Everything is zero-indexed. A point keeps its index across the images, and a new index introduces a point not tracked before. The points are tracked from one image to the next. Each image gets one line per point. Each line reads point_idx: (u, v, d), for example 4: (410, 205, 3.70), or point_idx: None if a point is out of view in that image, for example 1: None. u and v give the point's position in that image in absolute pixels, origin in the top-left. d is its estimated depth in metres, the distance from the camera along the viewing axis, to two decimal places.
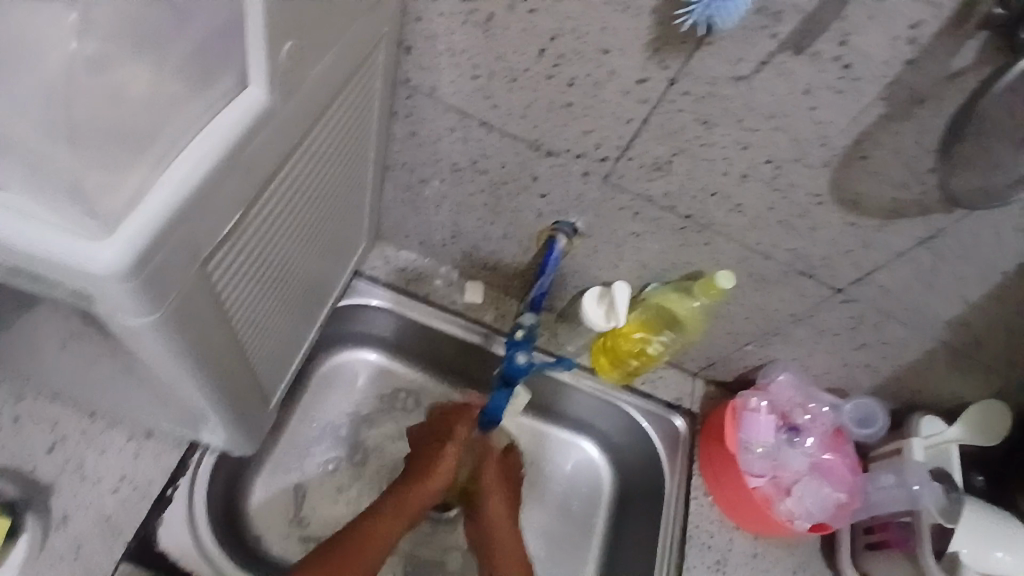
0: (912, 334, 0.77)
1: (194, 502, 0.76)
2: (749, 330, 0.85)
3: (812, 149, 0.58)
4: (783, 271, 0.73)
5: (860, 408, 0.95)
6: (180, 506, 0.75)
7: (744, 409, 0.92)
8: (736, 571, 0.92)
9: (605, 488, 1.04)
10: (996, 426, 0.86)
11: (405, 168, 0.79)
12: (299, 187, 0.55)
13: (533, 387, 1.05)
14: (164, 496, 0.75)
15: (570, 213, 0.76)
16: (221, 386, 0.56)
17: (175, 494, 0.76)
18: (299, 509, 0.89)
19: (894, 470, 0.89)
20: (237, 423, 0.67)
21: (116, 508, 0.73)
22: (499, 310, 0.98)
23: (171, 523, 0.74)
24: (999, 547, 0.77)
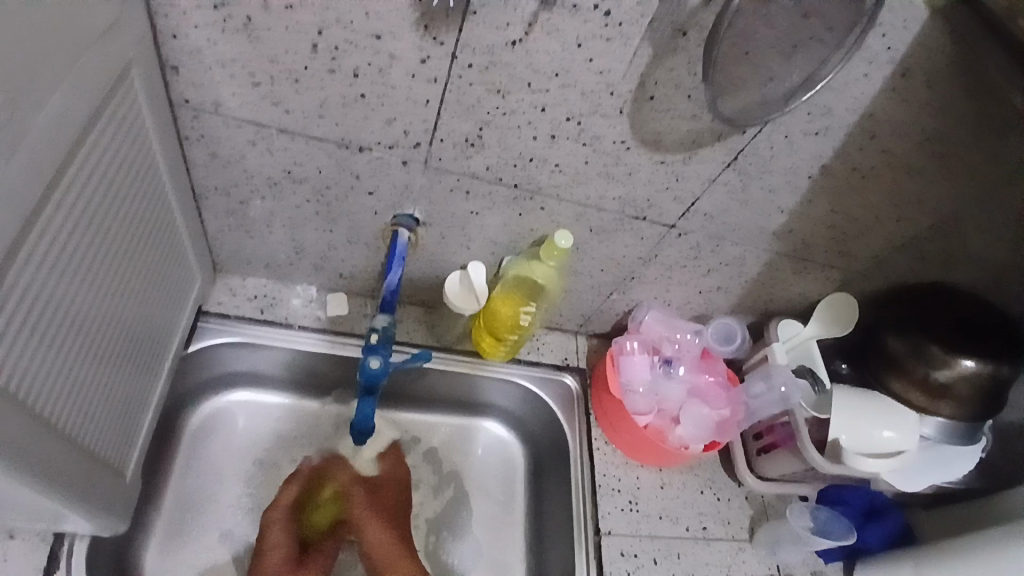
0: (747, 250, 0.82)
1: None
2: (606, 280, 0.87)
3: (604, 100, 0.59)
4: (618, 219, 0.75)
5: (721, 328, 1.01)
6: None
7: (621, 354, 0.96)
8: (648, 505, 0.96)
9: (516, 463, 1.05)
10: (843, 318, 0.94)
11: (220, 192, 0.74)
12: (76, 243, 0.50)
13: (421, 384, 1.03)
14: None
15: (403, 206, 0.74)
16: (53, 473, 0.52)
17: None
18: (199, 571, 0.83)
19: (763, 377, 0.94)
20: (90, 505, 0.62)
21: None
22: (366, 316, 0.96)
23: None
24: (883, 427, 0.86)
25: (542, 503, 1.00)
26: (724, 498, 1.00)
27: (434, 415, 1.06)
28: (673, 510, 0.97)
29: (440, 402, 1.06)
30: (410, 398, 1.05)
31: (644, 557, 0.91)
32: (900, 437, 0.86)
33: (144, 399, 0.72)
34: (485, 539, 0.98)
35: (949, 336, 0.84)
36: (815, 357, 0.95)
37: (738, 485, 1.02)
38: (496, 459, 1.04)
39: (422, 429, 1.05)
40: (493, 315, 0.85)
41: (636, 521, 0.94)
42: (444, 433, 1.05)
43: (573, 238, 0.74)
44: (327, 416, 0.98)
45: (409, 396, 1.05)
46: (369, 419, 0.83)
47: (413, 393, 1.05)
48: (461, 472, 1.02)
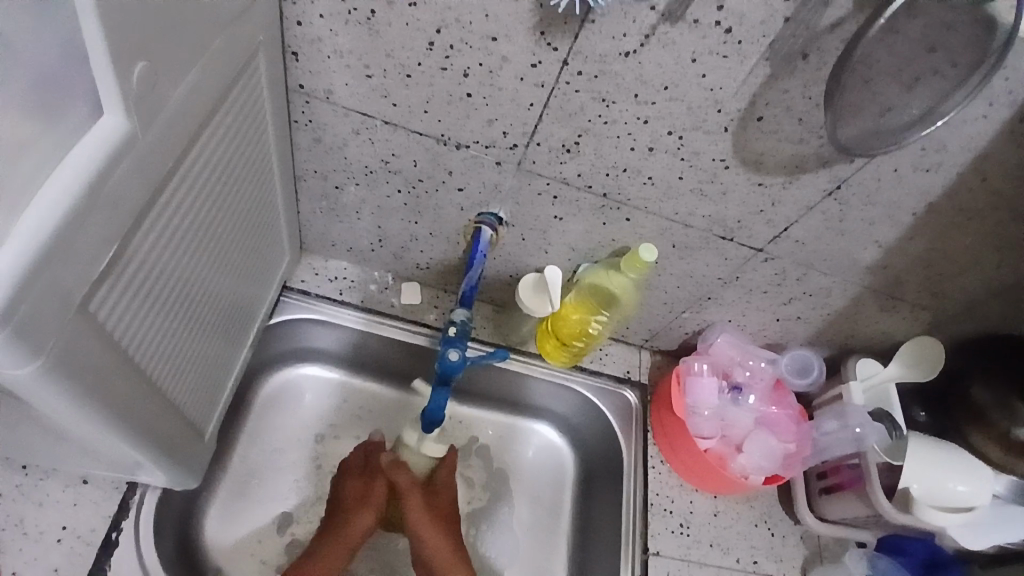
0: (835, 281, 0.79)
1: (143, 545, 0.73)
2: (683, 298, 0.86)
3: (709, 117, 0.58)
4: (705, 237, 0.74)
5: (797, 359, 0.98)
6: (129, 550, 0.73)
7: (688, 374, 0.95)
8: (699, 532, 0.94)
9: (565, 471, 1.04)
10: (930, 360, 0.90)
11: (317, 176, 0.77)
12: (192, 214, 0.53)
13: (483, 381, 1.04)
14: (110, 540, 0.72)
15: (490, 205, 0.75)
16: (143, 426, 0.55)
17: (121, 537, 0.73)
18: (258, 536, 0.87)
19: (836, 415, 0.91)
20: (173, 460, 0.66)
21: (62, 560, 0.69)
22: (438, 308, 0.97)
23: (121, 568, 0.71)
24: (956, 480, 0.82)
25: (590, 515, 0.99)
26: (779, 534, 0.97)
27: (491, 413, 1.07)
28: (724, 539, 0.94)
29: (499, 401, 1.07)
30: (470, 394, 1.06)
31: None
32: (975, 493, 0.82)
33: (229, 366, 0.76)
34: (530, 543, 0.98)
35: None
36: (890, 396, 0.90)
37: (796, 524, 0.99)
38: (546, 465, 1.04)
39: (478, 425, 1.06)
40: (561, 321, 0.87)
41: (686, 545, 0.93)
42: (500, 432, 1.06)
43: (656, 254, 0.73)
44: (389, 401, 1.01)
45: (469, 391, 1.06)
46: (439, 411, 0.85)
47: (474, 389, 1.06)
48: (513, 473, 1.03)
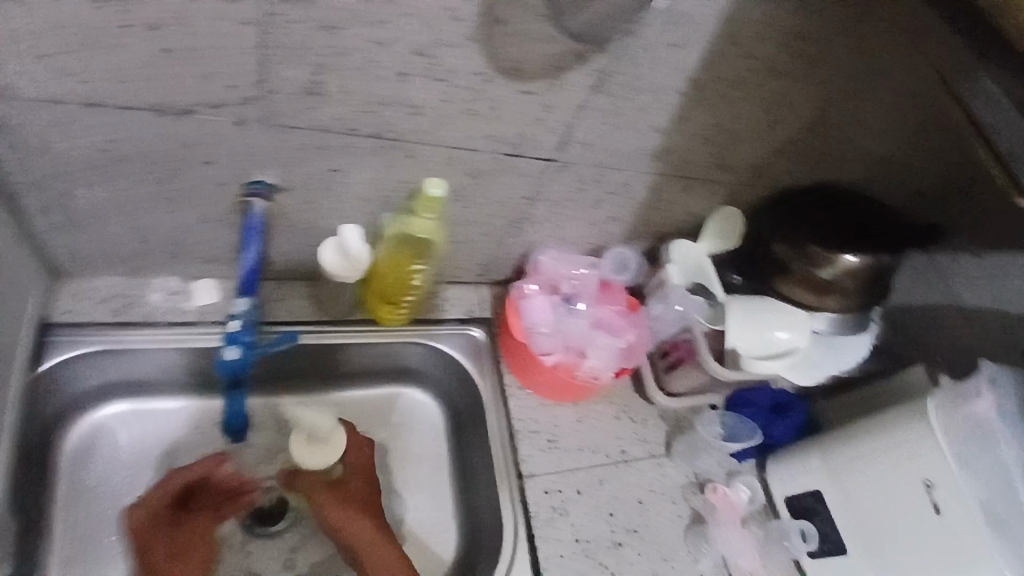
0: (631, 175, 0.80)
1: None
2: (496, 226, 0.83)
3: (447, 26, 0.55)
4: (495, 159, 0.70)
5: (616, 257, 0.99)
6: None
7: (521, 299, 0.94)
8: (567, 441, 0.98)
9: (435, 422, 1.02)
10: (731, 231, 0.96)
11: (30, 188, 0.64)
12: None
13: (320, 361, 0.95)
14: None
15: (255, 174, 0.66)
16: None
17: None
18: None
19: (660, 299, 0.98)
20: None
21: None
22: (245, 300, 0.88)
23: None
24: (776, 328, 0.89)
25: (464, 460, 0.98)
26: (639, 421, 1.04)
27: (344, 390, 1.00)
28: (592, 440, 1.00)
29: (344, 378, 0.99)
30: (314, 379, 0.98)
31: (567, 491, 0.94)
32: (794, 336, 0.90)
33: None
34: (422, 503, 0.96)
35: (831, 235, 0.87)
36: (709, 271, 0.94)
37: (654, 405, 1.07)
38: (414, 421, 1.01)
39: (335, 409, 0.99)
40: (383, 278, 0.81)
41: (557, 458, 0.96)
42: (358, 408, 1.00)
43: (445, 184, 0.68)
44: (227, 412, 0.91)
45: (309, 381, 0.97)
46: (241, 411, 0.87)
47: (317, 372, 0.97)
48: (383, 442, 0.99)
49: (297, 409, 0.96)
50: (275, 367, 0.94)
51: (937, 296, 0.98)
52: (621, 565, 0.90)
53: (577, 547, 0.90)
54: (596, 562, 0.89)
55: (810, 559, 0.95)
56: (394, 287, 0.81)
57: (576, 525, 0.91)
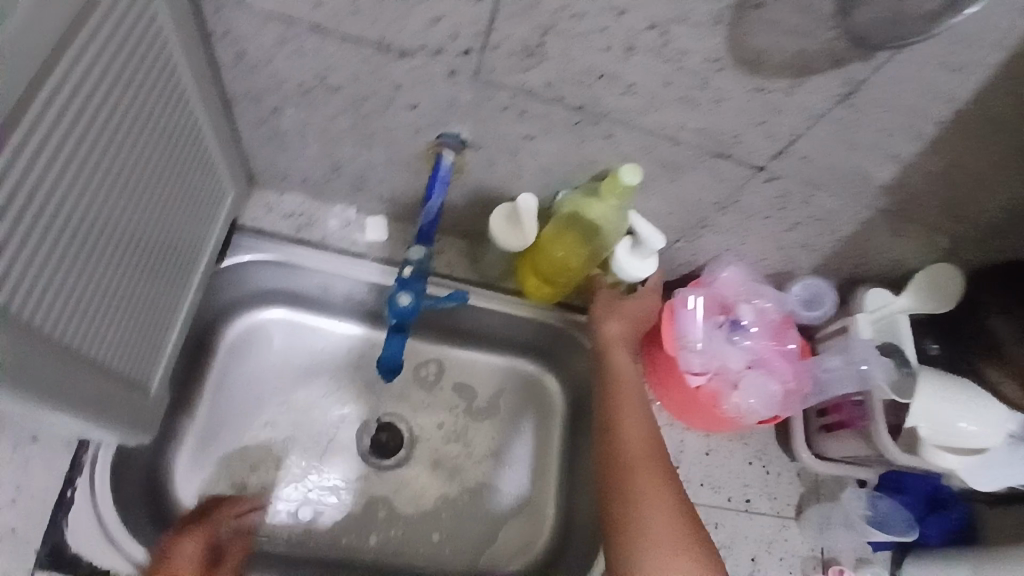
0: (845, 203, 0.70)
1: (100, 502, 0.70)
2: (675, 227, 0.78)
3: (695, 6, 0.49)
4: (698, 155, 0.64)
5: (809, 288, 0.91)
6: (86, 504, 0.70)
7: (682, 310, 0.87)
8: (690, 470, 0.94)
9: (556, 406, 0.99)
10: (947, 291, 0.83)
11: (250, 99, 0.68)
12: (54, 138, 0.46)
13: (465, 324, 0.97)
14: (65, 498, 0.69)
15: (453, 124, 0.66)
16: (60, 396, 0.50)
17: (76, 494, 0.70)
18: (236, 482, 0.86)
19: (839, 351, 0.86)
20: (117, 424, 0.61)
21: None
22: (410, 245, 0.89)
23: (78, 527, 0.69)
24: (962, 418, 0.76)
25: (575, 455, 0.95)
26: (772, 469, 0.97)
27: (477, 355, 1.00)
28: (715, 477, 0.94)
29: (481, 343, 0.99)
30: (452, 337, 0.98)
31: None
32: (981, 432, 0.76)
33: (170, 312, 0.70)
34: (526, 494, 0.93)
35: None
36: (902, 329, 0.83)
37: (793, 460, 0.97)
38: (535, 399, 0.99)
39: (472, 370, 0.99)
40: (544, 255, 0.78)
41: None
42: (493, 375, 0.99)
43: (641, 174, 0.64)
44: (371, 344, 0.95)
45: (448, 335, 0.99)
46: (395, 354, 0.85)
47: (457, 332, 0.98)
48: (505, 419, 0.97)
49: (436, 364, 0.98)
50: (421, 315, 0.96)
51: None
52: None
53: None
54: None
55: None
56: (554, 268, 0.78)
57: None
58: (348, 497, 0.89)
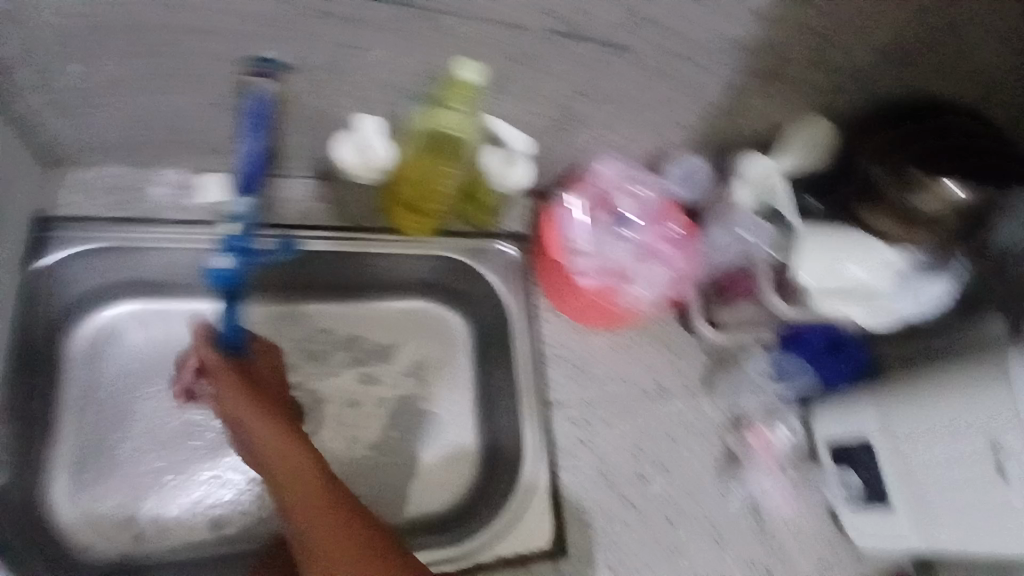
0: (706, 74, 0.70)
1: None
2: (541, 125, 0.75)
3: None
4: (542, 39, 0.63)
5: (686, 167, 0.88)
6: None
7: (564, 214, 0.86)
8: (597, 367, 0.95)
9: (462, 332, 1.04)
10: (819, 145, 0.81)
11: (25, 65, 0.65)
12: None
13: (341, 269, 0.97)
14: None
15: (288, 49, 0.65)
16: None
17: None
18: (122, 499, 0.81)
19: (726, 224, 0.87)
20: None
21: None
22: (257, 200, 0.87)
23: None
24: (850, 263, 0.81)
25: (495, 377, 0.98)
26: (677, 351, 0.99)
27: (375, 304, 1.03)
28: (625, 370, 0.96)
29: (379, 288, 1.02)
30: (346, 286, 1.01)
31: (595, 420, 0.93)
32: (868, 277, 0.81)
33: None
34: (453, 430, 0.99)
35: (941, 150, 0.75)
36: (782, 195, 0.83)
37: (691, 334, 1.00)
38: (440, 329, 1.04)
39: (365, 315, 1.02)
40: (412, 183, 0.78)
41: (582, 383, 0.94)
42: (387, 320, 1.03)
43: (484, 69, 0.64)
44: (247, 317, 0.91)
45: (343, 283, 1.01)
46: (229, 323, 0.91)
47: (354, 281, 1.01)
48: (410, 356, 1.02)
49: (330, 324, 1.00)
50: (311, 271, 0.97)
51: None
52: (644, 499, 0.91)
53: (601, 477, 0.90)
54: (619, 494, 0.90)
55: (848, 511, 0.93)
56: (420, 189, 0.78)
57: (601, 456, 0.91)
58: (251, 500, 0.84)
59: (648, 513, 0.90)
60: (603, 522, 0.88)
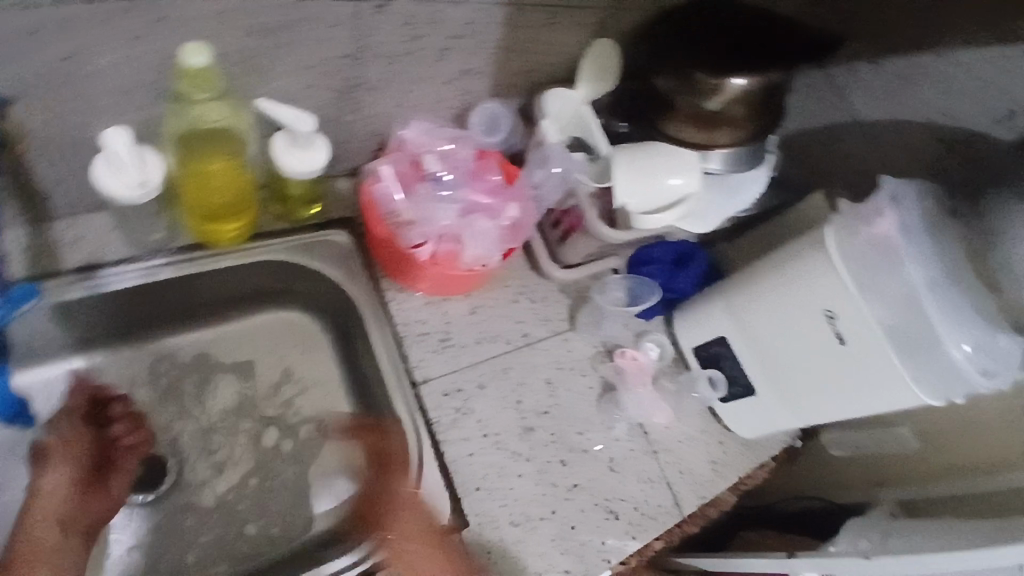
0: (464, 12, 0.73)
1: None
2: (326, 96, 0.77)
3: None
4: (287, 3, 0.64)
5: (485, 115, 0.89)
6: None
7: (380, 190, 0.83)
8: (462, 333, 0.93)
9: (314, 329, 0.99)
10: (608, 67, 0.87)
11: None
12: None
13: (162, 299, 0.89)
14: None
15: (8, 72, 0.60)
16: None
17: None
18: None
19: (542, 162, 0.89)
20: None
21: None
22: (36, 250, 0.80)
23: None
24: (671, 176, 0.85)
25: (359, 371, 0.94)
26: (537, 299, 1.00)
27: (214, 325, 0.96)
28: (490, 330, 0.95)
29: (211, 308, 0.95)
30: (176, 317, 0.93)
31: (468, 387, 0.91)
32: (684, 183, 0.86)
33: None
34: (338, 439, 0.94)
35: (715, 50, 0.81)
36: (589, 122, 0.89)
37: (547, 278, 1.01)
38: (290, 332, 0.98)
39: (210, 343, 0.96)
40: (214, 186, 0.77)
41: (454, 356, 0.92)
42: (234, 341, 0.97)
43: (210, 50, 0.61)
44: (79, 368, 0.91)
45: (170, 316, 0.93)
46: None
47: (184, 309, 0.93)
48: (271, 372, 0.97)
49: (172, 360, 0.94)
50: (128, 312, 0.89)
51: (835, 111, 0.98)
52: (533, 449, 0.91)
53: (487, 441, 0.89)
54: (509, 451, 0.90)
55: (721, 403, 1.00)
56: (222, 189, 0.78)
57: (482, 420, 0.90)
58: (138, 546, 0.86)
59: (540, 461, 0.91)
60: (496, 482, 0.87)
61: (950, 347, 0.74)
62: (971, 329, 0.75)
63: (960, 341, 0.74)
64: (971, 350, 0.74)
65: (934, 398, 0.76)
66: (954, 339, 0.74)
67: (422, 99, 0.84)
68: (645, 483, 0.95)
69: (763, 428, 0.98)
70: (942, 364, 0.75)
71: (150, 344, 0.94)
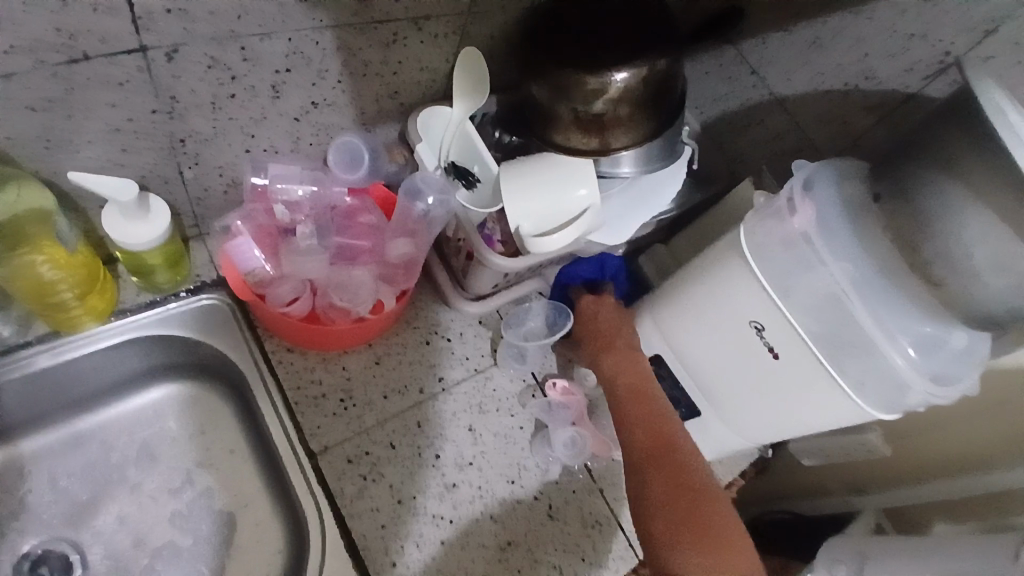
0: (286, 44, 0.65)
1: None
2: (153, 156, 0.69)
3: None
4: (57, 71, 0.56)
5: (346, 147, 0.80)
6: None
7: (242, 251, 0.74)
8: (365, 389, 0.85)
9: (212, 398, 0.91)
10: (478, 81, 0.78)
11: None
12: None
13: (33, 395, 0.82)
14: None
15: None
16: None
17: None
18: None
19: (413, 193, 0.80)
20: None
21: None
22: None
23: None
24: (580, 185, 0.78)
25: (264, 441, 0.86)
26: (451, 336, 0.91)
27: (102, 410, 0.88)
28: (398, 380, 0.86)
29: (94, 391, 0.87)
30: (56, 407, 0.85)
31: (376, 450, 0.82)
32: (591, 192, 0.78)
33: None
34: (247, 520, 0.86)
35: (586, 41, 0.75)
36: (472, 136, 0.81)
37: (456, 315, 0.92)
38: (186, 405, 0.90)
39: (98, 430, 0.88)
40: (42, 290, 0.71)
41: (356, 417, 0.83)
42: (126, 425, 0.89)
43: None
44: None
45: (48, 409, 0.84)
46: None
47: (59, 401, 0.85)
48: (170, 453, 0.89)
49: (56, 457, 0.86)
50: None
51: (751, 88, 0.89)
52: (457, 509, 0.82)
53: (401, 508, 0.80)
54: (427, 516, 0.81)
55: None
56: (52, 291, 0.71)
57: (395, 485, 0.81)
58: None
59: (465, 521, 0.82)
60: (413, 554, 0.78)
61: (890, 351, 0.66)
62: (915, 328, 0.66)
63: (902, 344, 0.66)
64: (915, 353, 0.67)
65: (883, 411, 0.70)
66: (894, 341, 0.66)
67: (274, 141, 0.76)
68: (591, 528, 0.85)
69: (716, 446, 0.89)
70: (885, 372, 0.68)
71: (30, 443, 0.85)
